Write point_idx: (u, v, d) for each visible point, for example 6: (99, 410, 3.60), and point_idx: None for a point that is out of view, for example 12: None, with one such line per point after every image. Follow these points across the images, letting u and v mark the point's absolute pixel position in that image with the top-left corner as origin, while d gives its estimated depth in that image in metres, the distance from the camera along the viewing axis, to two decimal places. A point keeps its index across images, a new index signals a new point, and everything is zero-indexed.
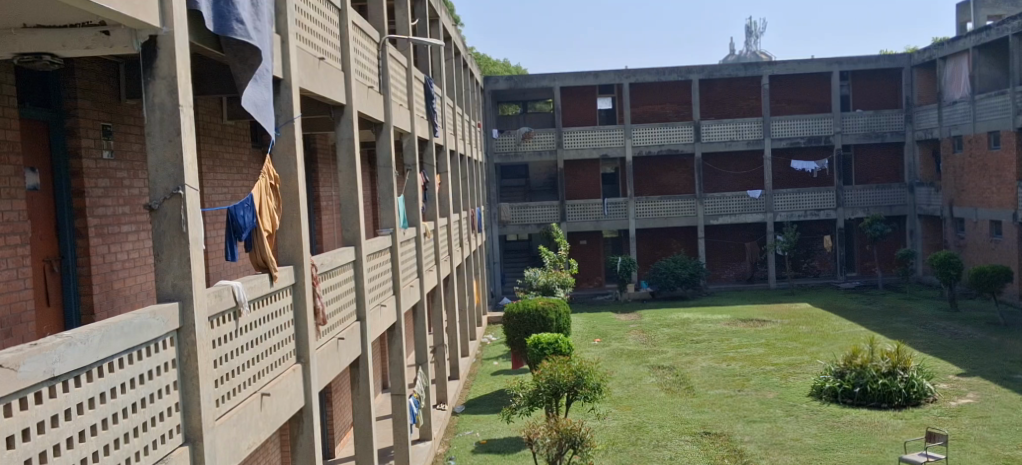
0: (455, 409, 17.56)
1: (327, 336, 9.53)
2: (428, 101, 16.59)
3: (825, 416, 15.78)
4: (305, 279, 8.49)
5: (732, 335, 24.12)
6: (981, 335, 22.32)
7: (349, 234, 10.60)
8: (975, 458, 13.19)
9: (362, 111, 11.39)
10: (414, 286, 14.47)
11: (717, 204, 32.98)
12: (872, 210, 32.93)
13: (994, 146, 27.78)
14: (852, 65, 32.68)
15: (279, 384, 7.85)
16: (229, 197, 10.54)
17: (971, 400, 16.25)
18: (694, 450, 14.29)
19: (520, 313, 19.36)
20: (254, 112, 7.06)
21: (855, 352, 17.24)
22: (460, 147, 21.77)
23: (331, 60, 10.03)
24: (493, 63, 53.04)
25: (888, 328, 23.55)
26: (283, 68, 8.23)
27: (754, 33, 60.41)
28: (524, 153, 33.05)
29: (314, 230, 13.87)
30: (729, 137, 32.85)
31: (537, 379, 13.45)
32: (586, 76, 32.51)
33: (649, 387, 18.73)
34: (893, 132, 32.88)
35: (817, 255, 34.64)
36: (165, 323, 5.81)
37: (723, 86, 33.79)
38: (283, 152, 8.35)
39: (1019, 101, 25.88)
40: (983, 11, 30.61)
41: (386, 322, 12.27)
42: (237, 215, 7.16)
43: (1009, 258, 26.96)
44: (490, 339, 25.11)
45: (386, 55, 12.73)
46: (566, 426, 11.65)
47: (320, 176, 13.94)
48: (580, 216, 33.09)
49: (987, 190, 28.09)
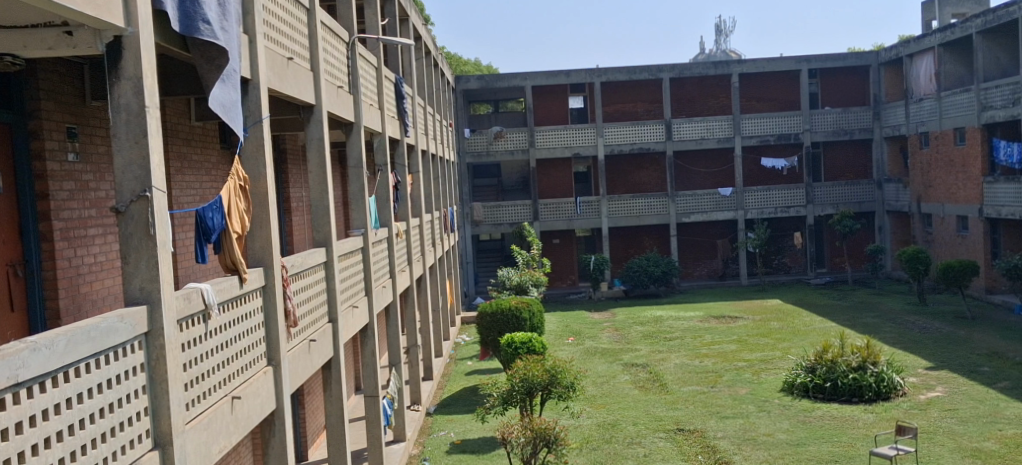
0: (429, 410, 17.52)
1: (299, 339, 9.45)
2: (399, 101, 16.49)
3: (796, 411, 15.90)
4: (275, 281, 8.41)
5: (704, 332, 24.25)
6: (949, 328, 22.61)
7: (320, 235, 10.52)
8: (944, 450, 13.33)
9: (332, 111, 11.32)
10: (387, 286, 14.41)
11: (688, 203, 33.18)
12: (841, 206, 33.26)
13: (960, 142, 28.13)
14: (821, 63, 33.00)
15: (250, 387, 7.77)
16: (198, 199, 10.42)
17: (940, 393, 16.44)
18: (667, 447, 14.36)
19: (493, 313, 19.35)
20: (221, 113, 6.97)
21: (825, 348, 17.38)
22: (432, 147, 21.70)
23: (300, 60, 9.95)
24: (464, 63, 52.95)
25: (858, 323, 23.80)
26: (251, 68, 8.16)
27: (723, 31, 60.66)
28: (495, 152, 32.99)
29: (285, 230, 13.71)
30: (700, 135, 33.09)
31: (511, 378, 13.43)
32: (557, 75, 32.52)
33: (623, 385, 18.77)
34: (862, 128, 33.23)
35: (788, 252, 34.96)
36: (133, 327, 5.73)
37: (694, 83, 33.93)
38: (252, 152, 8.28)
39: (983, 98, 26.27)
40: (948, 10, 30.99)
41: (358, 324, 12.21)
42: (206, 217, 7.09)
43: (976, 253, 27.35)
44: (463, 339, 25.08)
45: (355, 55, 12.66)
46: (540, 425, 11.64)
47: (290, 176, 13.83)
48: (553, 215, 33.11)
49: (954, 186, 28.45)
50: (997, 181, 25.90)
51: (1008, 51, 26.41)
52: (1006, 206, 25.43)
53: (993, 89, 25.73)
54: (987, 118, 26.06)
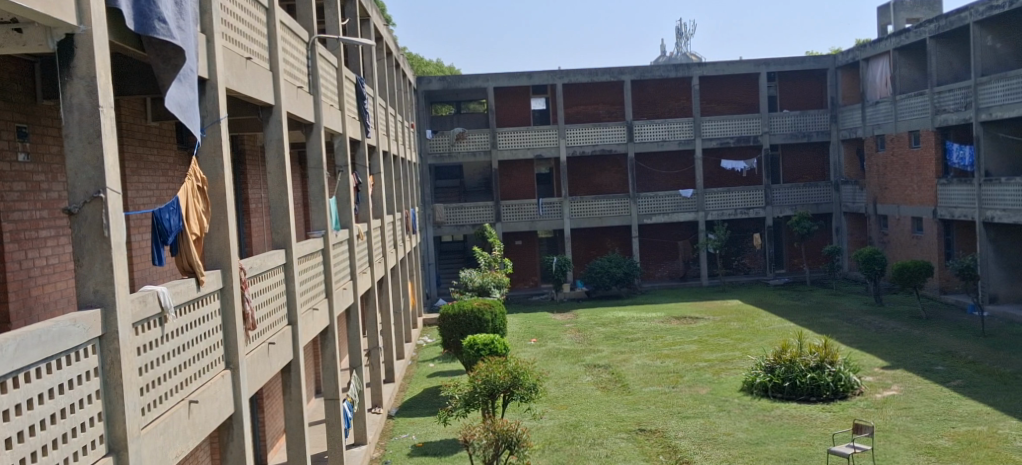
0: (390, 412, 17.43)
1: (257, 341, 9.33)
2: (360, 101, 16.38)
3: (755, 410, 16.07)
4: (233, 284, 8.31)
5: (665, 333, 24.43)
6: (904, 328, 23.01)
7: (279, 236, 10.40)
8: (899, 448, 13.55)
9: (292, 111, 11.21)
10: (347, 289, 14.31)
11: (649, 204, 33.39)
12: (799, 208, 33.72)
13: (914, 145, 28.61)
14: (780, 66, 33.37)
15: (207, 391, 7.65)
16: (154, 200, 10.26)
17: (896, 392, 16.72)
18: (628, 447, 14.43)
19: (455, 315, 19.31)
20: (178, 113, 6.86)
21: (784, 347, 17.57)
22: (393, 148, 21.59)
23: (258, 60, 9.84)
24: (425, 64, 52.73)
25: (816, 323, 24.12)
26: (208, 67, 8.06)
27: (683, 34, 61.01)
28: (457, 154, 32.89)
29: (243, 232, 13.53)
30: (661, 137, 33.27)
31: (473, 380, 13.40)
32: (519, 76, 32.52)
33: (584, 386, 18.85)
34: (820, 131, 33.67)
35: (747, 253, 35.33)
36: (87, 331, 5.63)
37: (656, 86, 34.17)
38: (210, 153, 8.16)
39: (937, 102, 26.76)
40: (903, 15, 31.48)
41: (318, 326, 12.10)
42: (163, 218, 6.98)
43: (930, 253, 27.83)
44: (425, 341, 25.01)
45: (315, 55, 12.56)
46: (502, 426, 11.63)
47: (248, 177, 13.66)
48: (515, 217, 33.07)
49: (909, 188, 28.93)
50: (950, 183, 26.40)
51: (960, 55, 26.95)
52: (960, 207, 25.93)
53: (947, 93, 26.22)
54: (941, 121, 26.55)
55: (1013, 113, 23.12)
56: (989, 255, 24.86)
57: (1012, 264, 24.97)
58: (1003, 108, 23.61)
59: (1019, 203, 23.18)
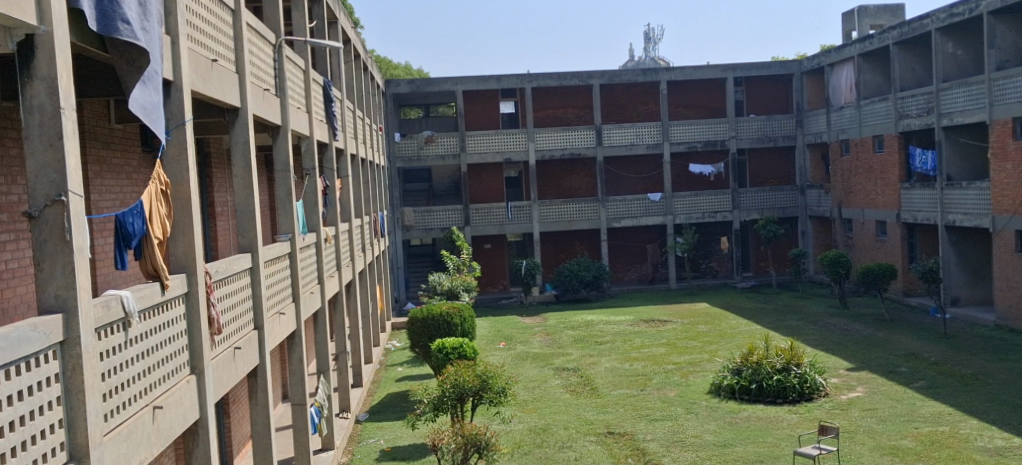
0: (359, 417, 17.33)
1: (222, 346, 9.23)
2: (328, 104, 16.31)
3: (723, 412, 16.19)
4: (198, 288, 8.22)
5: (633, 336, 24.54)
6: (869, 330, 23.29)
7: (245, 240, 10.30)
8: (864, 449, 13.70)
9: (258, 113, 11.11)
10: (315, 292, 14.23)
11: (618, 208, 33.61)
12: (765, 211, 34.09)
13: (878, 149, 28.99)
14: (746, 71, 33.75)
15: (171, 396, 7.55)
16: (117, 204, 10.12)
17: (860, 393, 16.92)
18: (597, 451, 14.47)
19: (424, 318, 19.23)
20: (142, 115, 6.78)
21: (751, 350, 17.71)
22: (361, 150, 21.49)
23: (224, 62, 9.75)
24: (393, 66, 52.52)
25: (782, 326, 24.36)
26: (173, 69, 7.97)
27: (651, 39, 61.40)
28: (426, 157, 32.80)
29: (209, 236, 13.39)
30: (630, 141, 33.45)
31: (442, 384, 13.37)
32: (488, 80, 32.67)
33: (553, 389, 18.88)
34: (785, 136, 34.15)
35: (714, 256, 35.61)
36: (47, 336, 5.53)
37: (624, 90, 34.33)
38: (174, 156, 8.07)
39: (900, 107, 27.14)
40: (867, 21, 31.91)
41: (285, 331, 12.00)
42: (126, 222, 6.90)
43: (894, 257, 28.21)
44: (394, 345, 24.91)
45: (282, 57, 12.48)
46: (471, 430, 11.62)
47: (213, 180, 13.52)
48: (483, 220, 33.05)
49: (873, 192, 29.30)
50: (913, 187, 26.82)
51: (922, 62, 27.39)
52: (922, 211, 26.32)
53: (909, 98, 26.62)
54: (904, 126, 26.94)
55: (974, 119, 23.52)
56: (951, 258, 25.24)
57: (973, 267, 25.38)
58: (964, 113, 24.01)
59: (980, 207, 23.62)
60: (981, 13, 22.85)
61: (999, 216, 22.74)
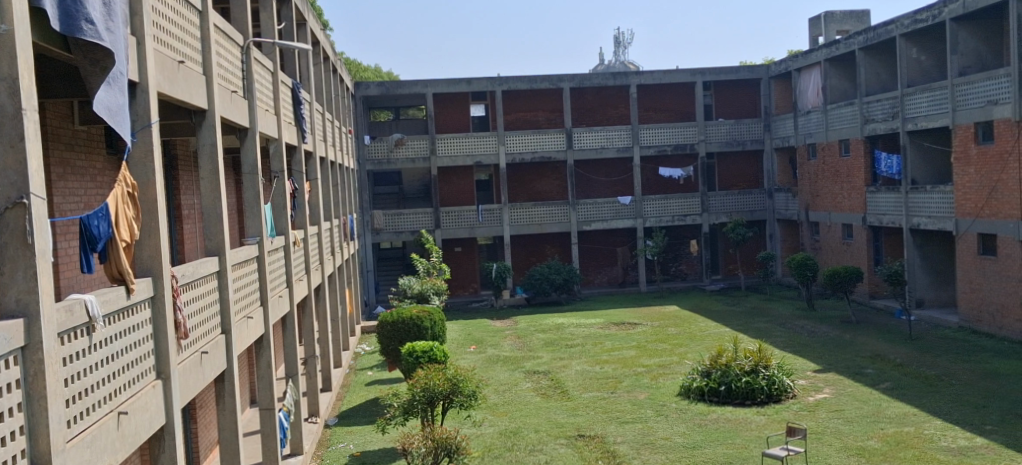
0: (328, 422, 17.21)
1: (189, 351, 9.12)
2: (297, 106, 16.20)
3: (692, 414, 16.27)
4: (164, 292, 8.13)
5: (604, 339, 24.61)
6: (835, 332, 23.54)
7: (213, 243, 10.20)
8: (831, 450, 13.84)
9: (225, 115, 11.00)
10: (283, 296, 14.11)
11: (589, 211, 33.73)
12: (734, 214, 34.36)
13: (844, 153, 29.31)
14: (715, 75, 34.01)
15: (137, 402, 7.45)
16: (81, 206, 9.98)
17: (827, 395, 17.09)
18: (568, 453, 14.49)
19: (394, 322, 19.15)
20: (107, 117, 6.69)
21: (719, 352, 17.82)
22: (330, 154, 21.38)
23: (191, 63, 9.65)
24: (363, 69, 52.32)
25: (750, 328, 24.55)
26: (139, 71, 7.87)
27: (621, 43, 61.64)
28: (396, 160, 32.70)
29: (176, 239, 13.25)
30: (600, 144, 33.61)
31: (412, 388, 13.32)
32: (458, 82, 32.63)
33: (524, 392, 18.87)
34: (754, 139, 34.48)
35: (684, 259, 35.82)
36: (8, 341, 5.44)
37: (594, 93, 34.42)
38: (140, 159, 7.97)
39: (866, 111, 27.48)
40: (833, 26, 32.27)
41: (253, 335, 11.89)
42: (91, 225, 6.82)
43: (860, 260, 28.54)
44: (364, 349, 24.79)
45: (250, 59, 12.38)
46: (441, 434, 11.58)
47: (180, 183, 13.37)
48: (454, 223, 32.99)
49: (839, 195, 29.62)
50: (879, 191, 27.16)
51: (887, 67, 27.76)
52: (888, 214, 26.65)
53: (875, 103, 26.96)
54: (870, 130, 27.28)
55: (938, 124, 23.86)
56: (916, 261, 25.58)
57: (937, 270, 25.74)
58: (928, 118, 24.35)
59: (944, 211, 23.98)
60: (944, 19, 23.20)
61: (962, 219, 23.09)
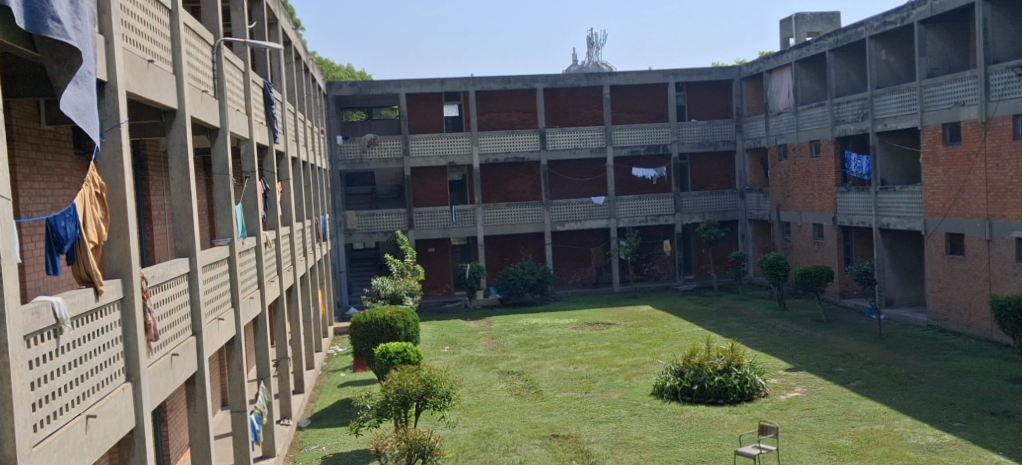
0: (300, 424, 17.08)
1: (160, 353, 9.02)
2: (268, 106, 16.08)
3: (666, 414, 16.33)
4: (134, 294, 8.04)
5: (578, 339, 24.64)
6: (807, 331, 23.74)
7: (183, 244, 10.10)
8: (803, 448, 13.96)
9: (196, 116, 10.89)
10: (255, 298, 14.00)
11: (562, 211, 33.80)
12: (706, 215, 34.57)
13: (815, 154, 29.57)
14: (687, 76, 34.23)
15: (106, 405, 7.34)
16: (48, 207, 9.82)
17: (799, 393, 17.23)
18: (542, 454, 14.49)
19: (367, 323, 19.05)
20: (74, 116, 6.59)
21: (692, 352, 17.90)
22: (302, 154, 21.23)
23: (161, 63, 9.55)
24: (335, 69, 52.07)
25: (723, 327, 24.71)
26: (107, 70, 7.77)
27: (594, 44, 61.82)
28: (369, 160, 32.55)
29: (145, 241, 13.09)
30: (574, 145, 33.71)
31: (385, 389, 13.26)
32: (431, 83, 32.55)
33: (498, 393, 18.84)
34: (726, 140, 34.70)
35: (657, 259, 35.97)
36: None
37: (567, 94, 34.48)
38: (109, 159, 7.88)
39: (836, 112, 27.75)
40: (804, 28, 32.56)
41: (224, 337, 11.77)
42: (57, 226, 6.72)
43: (831, 260, 28.79)
44: (337, 350, 24.64)
45: (221, 58, 12.27)
46: (415, 436, 11.54)
47: (150, 183, 13.22)
48: (427, 224, 32.90)
49: (810, 195, 29.88)
50: (849, 191, 27.42)
51: (857, 68, 28.06)
52: (858, 214, 26.92)
53: (845, 104, 27.22)
54: (840, 131, 27.53)
55: (906, 125, 24.14)
56: (886, 260, 25.85)
57: (907, 269, 26.02)
58: (897, 119, 24.61)
59: (913, 211, 24.28)
60: (912, 22, 23.48)
61: (930, 219, 23.39)
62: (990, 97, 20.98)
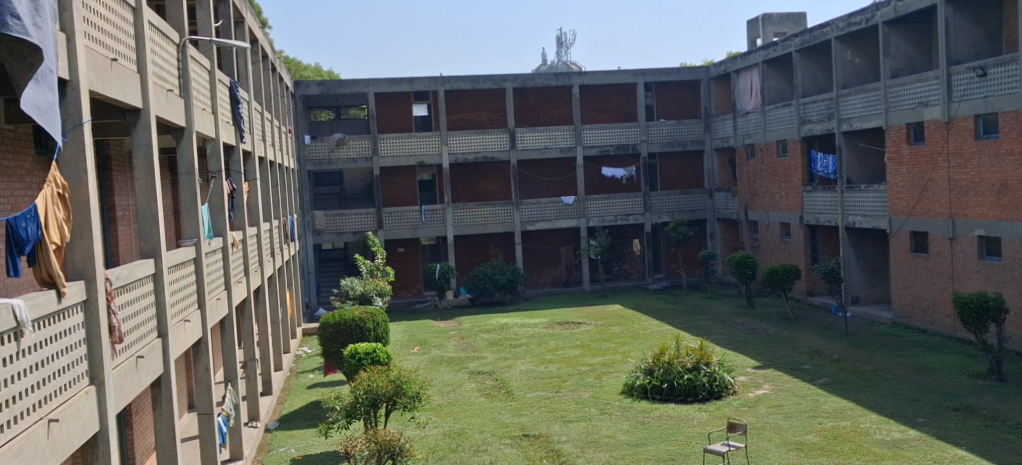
0: (269, 426, 16.95)
1: (124, 355, 8.89)
2: (235, 105, 15.92)
3: (636, 412, 16.40)
4: (98, 296, 7.93)
5: (548, 338, 24.66)
6: (774, 329, 23.95)
7: (148, 245, 9.98)
8: (771, 444, 14.08)
9: (161, 115, 10.75)
10: (222, 299, 13.85)
11: (532, 211, 33.84)
12: (675, 214, 34.77)
13: (782, 153, 29.85)
14: (655, 76, 34.43)
15: (69, 409, 7.22)
16: (8, 207, 9.65)
17: (767, 391, 17.39)
18: (513, 453, 14.49)
19: (336, 324, 18.92)
20: (35, 114, 6.46)
21: (662, 350, 17.97)
22: (270, 154, 21.06)
23: (125, 61, 9.41)
24: (303, 68, 51.72)
25: (692, 326, 24.86)
26: (68, 68, 7.63)
27: (564, 44, 61.90)
28: (338, 160, 32.36)
29: (110, 241, 12.91)
30: (543, 144, 33.77)
31: (354, 390, 13.18)
32: (400, 82, 32.44)
33: (469, 393, 18.81)
34: (694, 139, 34.94)
35: (627, 259, 36.12)
36: None
37: (537, 93, 34.51)
38: (71, 159, 7.72)
39: (803, 112, 28.01)
40: (771, 29, 32.86)
41: (191, 339, 11.64)
42: (18, 227, 6.61)
43: (798, 258, 29.07)
44: (305, 352, 24.47)
45: (187, 57, 12.14)
46: (384, 436, 11.47)
47: (114, 184, 13.04)
48: (397, 224, 32.79)
49: (777, 195, 30.15)
50: (815, 191, 27.70)
51: (823, 68, 28.36)
52: (824, 213, 27.21)
53: (811, 104, 27.49)
54: (807, 131, 27.81)
55: (871, 124, 24.43)
56: (851, 259, 26.15)
57: (872, 267, 26.34)
58: (863, 119, 24.88)
59: (878, 209, 24.58)
60: (877, 23, 23.77)
61: (895, 218, 23.70)
62: (952, 98, 21.27)
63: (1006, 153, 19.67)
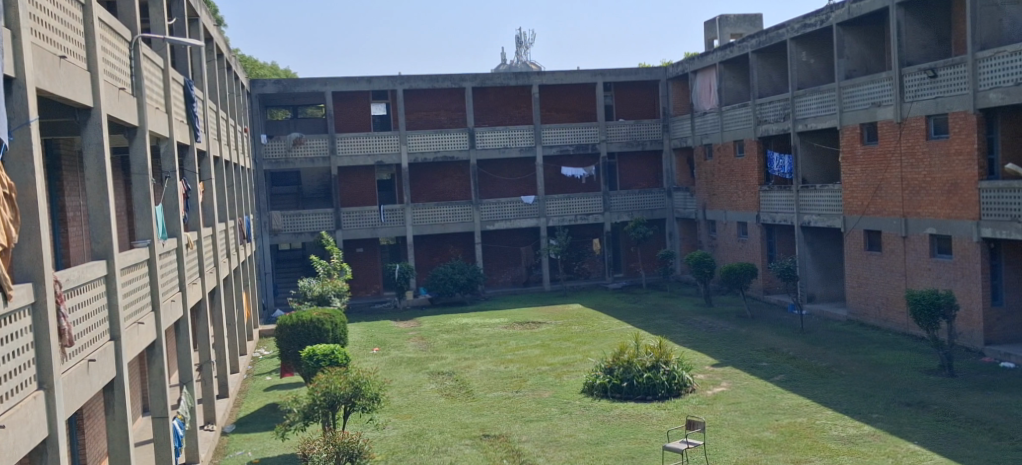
0: (225, 429, 16.72)
1: (75, 359, 8.70)
2: (189, 104, 15.67)
3: (596, 411, 16.45)
4: (47, 298, 7.75)
5: (508, 338, 24.61)
6: (732, 327, 24.18)
7: (99, 247, 9.79)
8: (729, 441, 14.20)
9: (112, 115, 10.53)
10: (177, 301, 13.62)
11: (491, 211, 33.80)
12: (634, 213, 34.95)
13: (739, 153, 30.14)
14: (614, 76, 34.53)
15: (16, 414, 7.05)
16: None
17: (725, 388, 17.55)
18: (473, 453, 14.44)
19: (295, 325, 18.73)
20: None
21: (622, 349, 18.03)
22: (225, 154, 20.78)
23: (74, 58, 9.20)
24: (258, 66, 51.21)
25: (651, 325, 25.00)
26: (14, 65, 7.42)
27: (523, 43, 62.11)
28: (295, 160, 32.01)
29: (60, 243, 12.59)
30: (503, 144, 33.75)
31: (312, 392, 13.05)
32: (358, 81, 32.22)
33: (429, 394, 18.75)
34: (652, 139, 35.17)
35: (587, 258, 36.23)
36: None
37: (496, 93, 34.48)
38: (18, 159, 7.55)
39: (759, 113, 28.31)
40: (727, 30, 33.18)
41: (144, 341, 11.42)
42: None
43: (755, 257, 29.38)
44: (262, 353, 24.19)
45: (138, 55, 11.92)
46: (342, 439, 11.38)
47: (64, 184, 12.74)
48: (355, 224, 32.56)
49: (734, 194, 30.44)
50: (771, 190, 28.02)
51: (778, 69, 28.68)
52: (780, 212, 27.53)
53: (767, 105, 27.79)
54: (763, 131, 28.10)
55: (826, 125, 24.77)
56: (807, 257, 26.50)
57: (827, 265, 26.71)
58: (818, 119, 25.21)
59: (833, 208, 24.93)
60: (832, 24, 24.11)
61: (850, 216, 24.05)
62: (903, 98, 21.64)
63: (956, 153, 20.05)
